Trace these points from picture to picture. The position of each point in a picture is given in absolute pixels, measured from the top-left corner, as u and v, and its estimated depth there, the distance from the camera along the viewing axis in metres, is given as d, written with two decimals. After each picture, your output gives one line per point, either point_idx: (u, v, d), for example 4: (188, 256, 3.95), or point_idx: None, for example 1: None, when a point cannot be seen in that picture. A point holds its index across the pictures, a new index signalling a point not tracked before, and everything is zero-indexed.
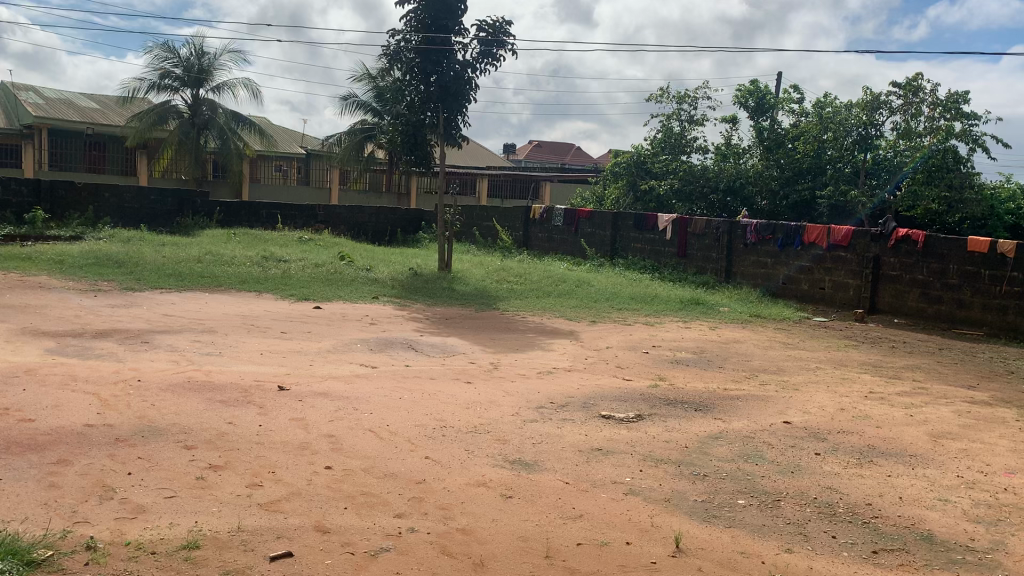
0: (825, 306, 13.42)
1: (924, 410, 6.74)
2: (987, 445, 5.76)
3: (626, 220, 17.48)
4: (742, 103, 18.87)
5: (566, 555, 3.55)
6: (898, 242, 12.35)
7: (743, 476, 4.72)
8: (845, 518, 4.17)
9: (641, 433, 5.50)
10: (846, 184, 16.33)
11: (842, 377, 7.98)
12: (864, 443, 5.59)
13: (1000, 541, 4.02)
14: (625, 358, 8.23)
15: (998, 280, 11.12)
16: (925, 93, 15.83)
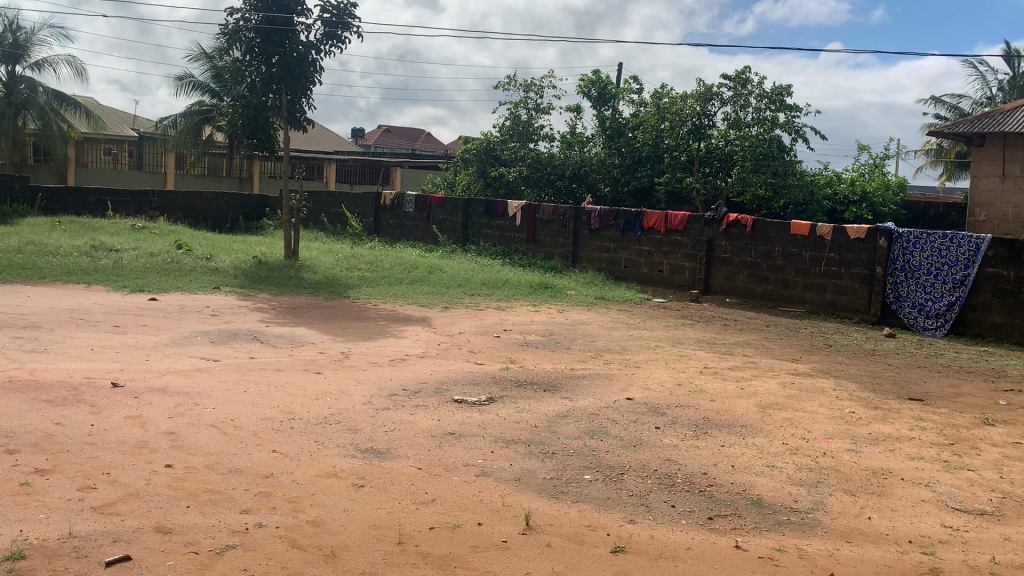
0: (664, 288, 14.05)
1: (753, 382, 7.21)
2: (808, 413, 6.24)
3: (476, 207, 17.61)
4: (585, 93, 19.39)
5: (418, 540, 3.57)
6: (729, 227, 13.10)
7: (588, 452, 4.89)
8: (684, 487, 4.41)
9: (492, 415, 5.58)
10: (682, 172, 17.09)
11: (680, 354, 8.39)
12: (699, 415, 5.92)
13: (819, 501, 4.37)
14: (477, 343, 8.32)
15: (817, 261, 12.00)
16: (752, 85, 16.77)
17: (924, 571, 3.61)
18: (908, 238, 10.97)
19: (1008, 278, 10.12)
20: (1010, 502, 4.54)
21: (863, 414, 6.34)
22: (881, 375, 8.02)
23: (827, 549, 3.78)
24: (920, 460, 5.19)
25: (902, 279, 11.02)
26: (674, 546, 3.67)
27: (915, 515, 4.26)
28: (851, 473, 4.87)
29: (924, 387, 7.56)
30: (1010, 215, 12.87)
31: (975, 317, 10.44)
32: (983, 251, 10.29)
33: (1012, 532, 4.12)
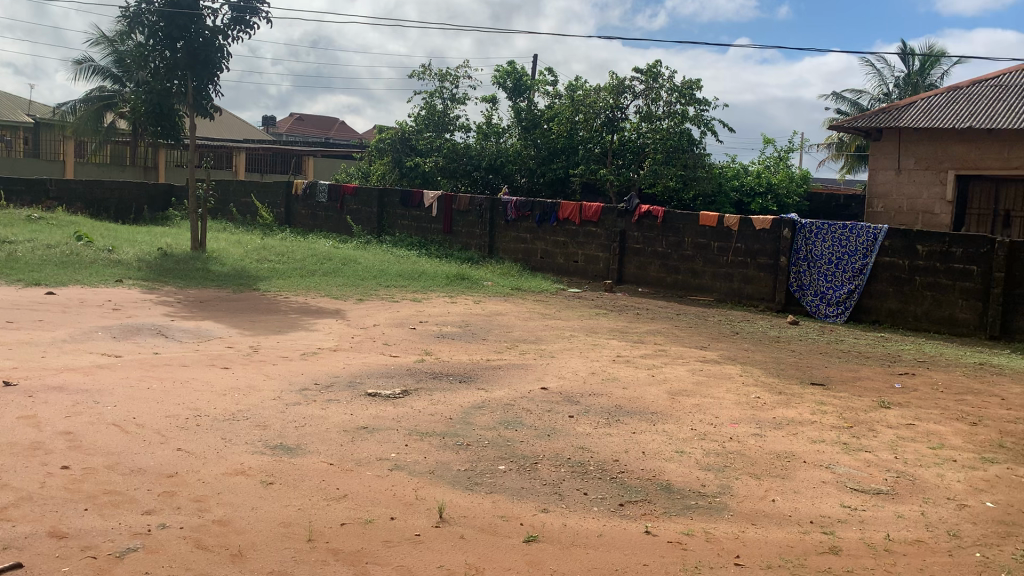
0: (579, 278, 14.21)
1: (664, 370, 7.36)
2: (716, 399, 6.41)
3: (391, 197, 17.43)
4: (500, 83, 19.37)
5: (328, 537, 3.52)
6: (641, 218, 13.32)
7: (503, 442, 4.90)
8: (596, 475, 4.47)
9: (406, 408, 5.54)
10: (596, 163, 17.29)
11: (594, 343, 8.50)
12: (612, 403, 6.01)
13: (726, 484, 4.49)
14: (392, 335, 8.25)
15: (725, 251, 12.31)
16: (663, 79, 17.07)
17: (824, 550, 3.75)
18: (811, 228, 11.38)
19: (903, 267, 10.59)
20: (903, 481, 4.76)
21: (768, 399, 6.54)
22: (785, 360, 8.29)
23: (734, 531, 3.88)
24: (821, 443, 5.39)
25: (805, 269, 11.42)
26: (586, 534, 3.71)
27: (816, 496, 4.42)
28: (756, 456, 5.02)
29: (825, 372, 7.85)
30: (905, 207, 13.46)
31: (873, 304, 10.91)
32: (880, 241, 10.74)
33: (905, 509, 4.32)
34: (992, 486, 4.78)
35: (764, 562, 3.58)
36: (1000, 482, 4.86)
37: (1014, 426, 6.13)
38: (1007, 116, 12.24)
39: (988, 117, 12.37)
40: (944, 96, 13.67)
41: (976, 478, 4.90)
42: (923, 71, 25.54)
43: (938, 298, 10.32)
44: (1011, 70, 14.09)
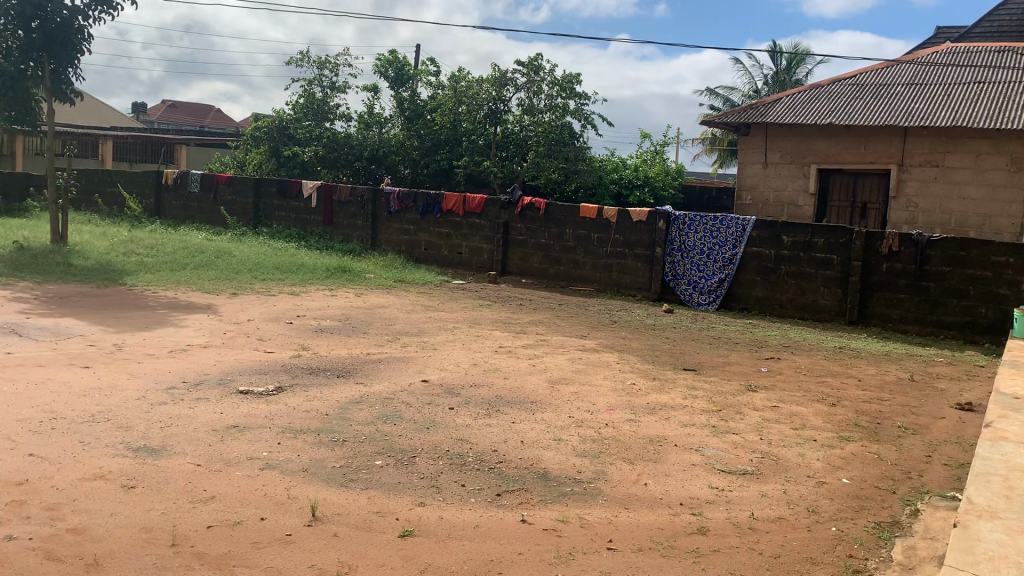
0: (463, 269, 14.19)
1: (545, 359, 7.45)
2: (594, 386, 6.53)
3: (268, 187, 16.92)
4: (382, 72, 19.09)
5: (193, 541, 3.37)
6: (524, 210, 13.40)
7: (380, 437, 4.83)
8: (473, 466, 4.47)
9: (280, 405, 5.39)
10: (480, 155, 17.30)
11: (476, 335, 8.50)
12: (492, 394, 6.03)
13: (601, 470, 4.57)
14: (267, 330, 8.01)
15: (605, 242, 12.54)
16: (545, 72, 17.23)
17: (692, 531, 3.87)
18: (685, 220, 11.76)
19: (770, 257, 11.08)
20: (767, 461, 4.98)
21: (643, 385, 6.72)
22: (660, 348, 8.54)
23: (607, 516, 3.96)
24: (692, 426, 5.58)
25: (679, 259, 11.80)
26: (462, 525, 3.71)
27: (686, 478, 4.56)
28: (630, 441, 5.14)
29: (697, 358, 8.13)
30: (772, 199, 14.09)
31: (743, 293, 11.38)
32: (748, 232, 11.21)
33: (769, 489, 4.51)
34: (847, 463, 5.06)
35: (636, 545, 3.66)
36: (855, 459, 5.15)
37: (869, 406, 6.52)
38: (862, 114, 12.97)
39: (846, 115, 13.07)
40: (807, 93, 14.35)
41: (833, 455, 5.18)
42: (790, 69, 26.75)
43: (802, 286, 10.86)
44: (866, 70, 14.92)
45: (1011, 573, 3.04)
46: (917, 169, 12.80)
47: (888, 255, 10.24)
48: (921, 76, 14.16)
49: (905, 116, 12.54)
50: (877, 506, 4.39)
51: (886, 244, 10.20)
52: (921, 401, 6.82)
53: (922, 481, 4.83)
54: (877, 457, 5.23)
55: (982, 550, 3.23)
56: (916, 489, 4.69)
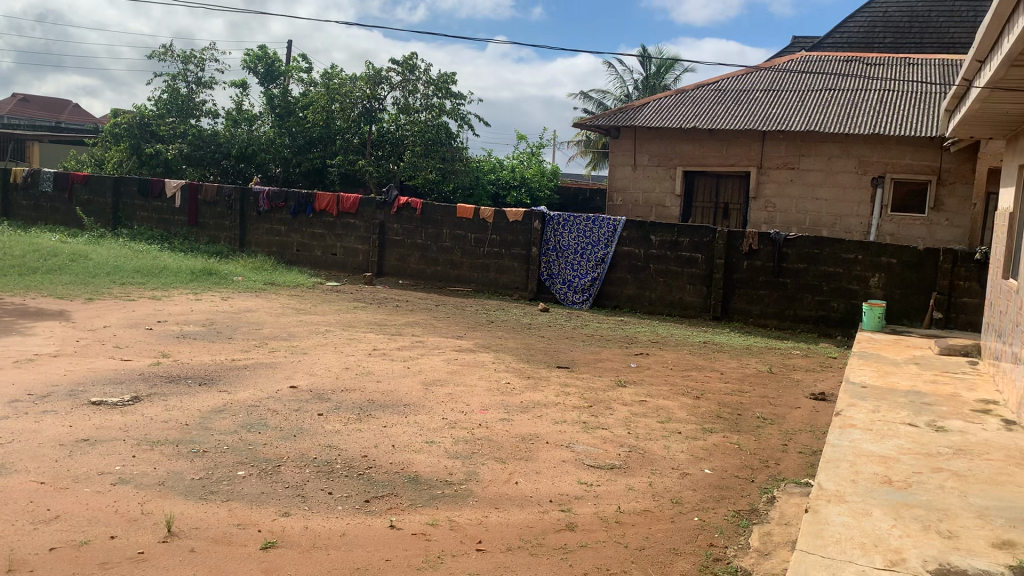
0: (338, 271, 13.91)
1: (419, 361, 7.38)
2: (468, 387, 6.52)
3: (128, 186, 16.09)
4: (251, 68, 18.47)
5: (33, 565, 3.15)
6: (400, 210, 13.21)
7: (243, 447, 4.66)
8: (342, 473, 4.37)
9: (137, 416, 5.11)
10: (354, 154, 17.03)
11: (349, 338, 8.34)
12: (364, 398, 5.92)
13: (472, 471, 4.57)
14: (125, 337, 7.60)
15: (481, 242, 12.55)
16: (420, 71, 17.13)
17: (561, 528, 3.91)
18: (559, 220, 11.93)
19: (640, 256, 11.39)
20: (635, 454, 5.10)
21: (517, 384, 6.77)
22: (534, 346, 8.63)
23: (477, 517, 3.95)
24: (563, 423, 5.65)
25: (553, 259, 11.98)
26: (328, 534, 3.62)
27: (556, 475, 4.62)
28: (502, 441, 5.16)
29: (570, 355, 8.26)
30: (641, 200, 14.51)
31: (614, 291, 11.67)
32: (619, 232, 11.50)
33: (635, 482, 4.62)
34: (710, 454, 5.25)
35: (505, 545, 3.67)
36: (717, 450, 5.35)
37: (731, 398, 6.79)
38: (724, 118, 13.52)
39: (708, 119, 13.59)
40: (672, 97, 14.85)
41: (697, 447, 5.36)
42: (659, 75, 27.69)
43: (670, 284, 11.23)
44: (728, 76, 15.57)
45: (857, 553, 3.21)
46: (774, 171, 13.45)
47: (748, 254, 10.72)
48: (778, 83, 14.91)
49: (763, 121, 13.15)
50: (737, 495, 4.57)
51: (747, 243, 10.67)
52: (779, 392, 7.16)
53: (778, 469, 5.06)
54: (737, 446, 5.45)
55: (831, 533, 3.39)
56: (773, 476, 4.91)
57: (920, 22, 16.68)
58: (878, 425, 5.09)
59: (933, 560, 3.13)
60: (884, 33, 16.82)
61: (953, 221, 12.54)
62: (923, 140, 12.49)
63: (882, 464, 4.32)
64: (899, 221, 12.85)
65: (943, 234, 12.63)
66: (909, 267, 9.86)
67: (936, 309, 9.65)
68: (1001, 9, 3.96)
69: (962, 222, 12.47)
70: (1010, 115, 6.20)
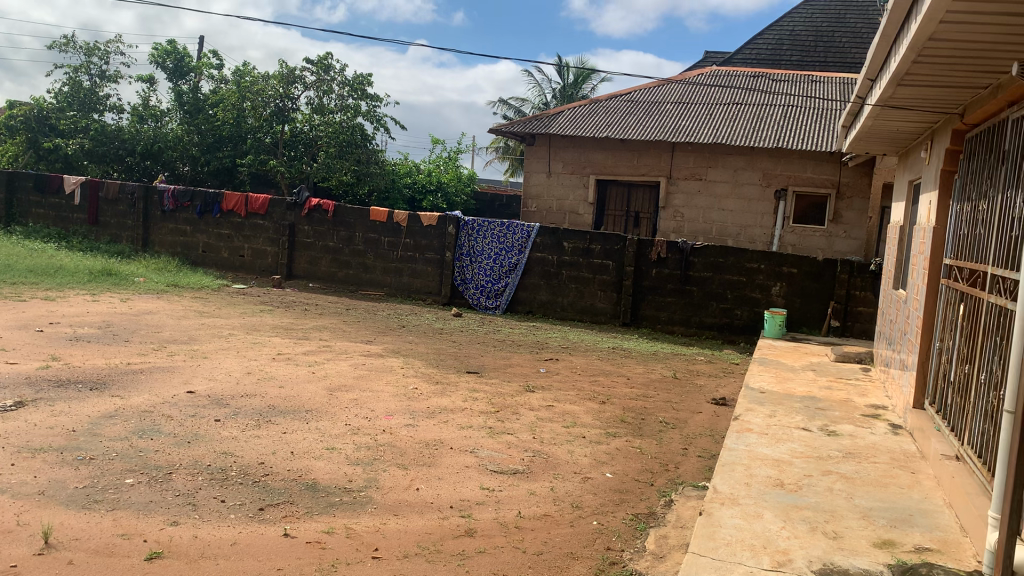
0: (245, 273, 13.57)
1: (325, 366, 7.26)
2: (374, 392, 6.45)
3: (24, 181, 15.37)
4: (158, 63, 17.89)
5: None
6: (311, 211, 12.95)
7: (133, 454, 4.49)
8: (237, 480, 4.26)
9: (19, 423, 4.87)
10: (266, 154, 16.67)
11: (253, 342, 8.14)
12: (265, 404, 5.79)
13: (372, 478, 4.51)
14: (12, 340, 7.23)
15: (394, 246, 12.43)
16: (335, 72, 16.90)
17: (460, 533, 3.89)
18: (473, 225, 11.93)
19: (552, 261, 11.49)
20: (538, 459, 5.13)
21: (424, 389, 6.72)
22: (444, 351, 8.60)
23: (374, 524, 3.90)
24: (469, 429, 5.64)
25: (467, 263, 11.98)
26: (218, 544, 3.52)
27: (458, 480, 4.60)
28: (405, 447, 5.11)
29: (480, 361, 8.25)
30: (555, 207, 14.63)
31: (527, 296, 11.75)
32: (533, 239, 11.57)
33: (537, 486, 4.65)
34: (612, 458, 5.31)
35: (402, 552, 3.62)
36: (619, 454, 5.42)
37: (635, 403, 6.90)
38: (635, 129, 13.76)
39: (621, 129, 13.81)
40: (587, 106, 15.04)
41: (599, 451, 5.42)
42: (576, 84, 27.99)
43: (581, 290, 11.36)
44: (640, 88, 15.86)
45: (745, 555, 3.29)
46: (683, 181, 13.77)
47: (657, 262, 10.94)
48: (688, 95, 15.28)
49: (672, 133, 13.44)
50: (636, 498, 4.63)
51: (655, 251, 10.87)
52: (682, 397, 7.32)
53: (677, 472, 5.17)
54: (639, 451, 5.54)
55: (722, 535, 3.47)
56: (672, 479, 5.00)
57: (824, 41, 17.33)
58: (773, 429, 5.25)
59: (818, 560, 3.24)
60: (790, 50, 17.42)
61: (850, 234, 13.09)
62: (823, 155, 12.99)
63: (774, 467, 4.46)
64: (800, 232, 13.33)
65: (841, 246, 13.15)
66: (809, 277, 10.24)
67: (834, 318, 10.05)
68: (888, 31, 4.14)
69: (859, 234, 13.02)
70: (898, 132, 6.49)
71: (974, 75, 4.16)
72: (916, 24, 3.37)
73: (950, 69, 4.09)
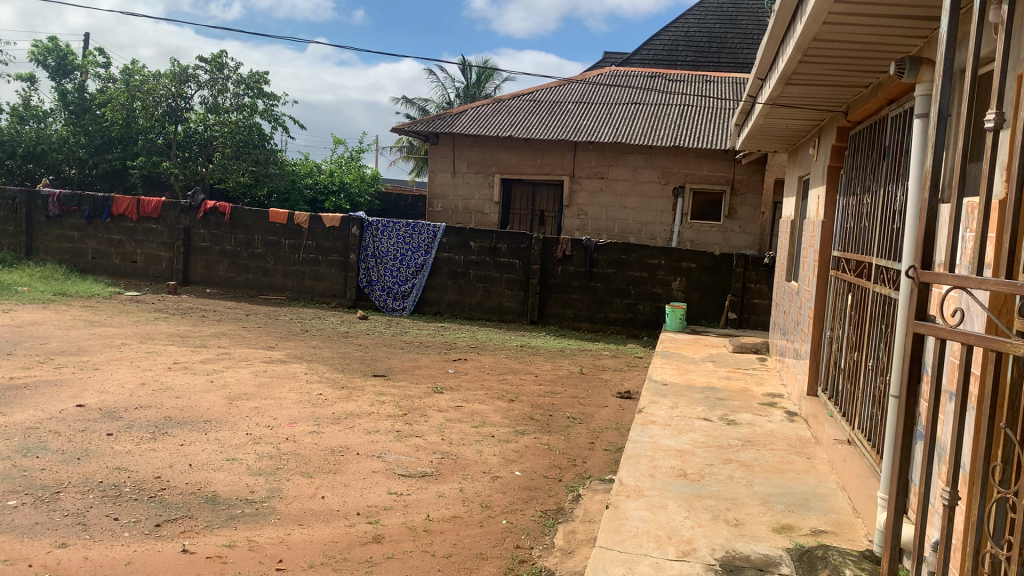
0: (138, 280, 13.04)
1: (224, 374, 7.05)
2: (276, 399, 6.29)
3: None
4: (39, 61, 17.01)
5: None
6: (206, 214, 12.52)
7: (16, 474, 4.24)
8: (131, 496, 4.07)
9: None
10: (158, 156, 16.05)
11: (147, 351, 7.82)
12: (161, 415, 5.57)
13: (275, 488, 4.39)
14: None
15: (296, 248, 12.17)
16: (229, 70, 16.43)
17: (367, 540, 3.83)
18: (377, 226, 11.78)
19: (459, 261, 11.46)
20: (447, 461, 5.10)
21: (329, 395, 6.58)
22: (349, 355, 8.46)
23: (278, 535, 3.80)
24: (375, 433, 5.56)
25: (372, 265, 11.82)
26: (111, 564, 3.36)
27: (365, 486, 4.53)
28: (310, 455, 5.00)
29: (386, 363, 8.15)
30: (460, 206, 14.59)
31: (434, 297, 11.69)
32: (438, 239, 11.51)
33: (445, 488, 4.62)
34: (520, 456, 5.33)
35: (308, 562, 3.54)
36: (528, 451, 5.45)
37: (542, 400, 6.94)
38: (538, 128, 13.85)
39: (524, 128, 13.88)
40: (489, 105, 15.05)
41: (508, 450, 5.44)
42: (479, 83, 28.04)
43: (488, 289, 11.37)
44: (542, 88, 15.98)
45: (651, 546, 3.34)
46: (586, 179, 13.95)
47: (562, 259, 11.05)
48: (589, 95, 15.50)
49: (574, 132, 13.59)
50: (545, 495, 4.65)
51: (560, 249, 10.98)
52: (588, 392, 7.41)
53: (585, 467, 5.23)
54: (547, 447, 5.58)
55: (628, 528, 3.52)
56: (580, 474, 5.06)
57: (718, 42, 17.83)
58: (676, 420, 5.37)
59: (721, 548, 3.31)
60: (686, 51, 17.85)
61: (745, 228, 13.52)
62: (718, 153, 13.38)
63: (678, 458, 4.55)
64: (698, 228, 13.69)
65: (737, 240, 13.58)
66: (707, 272, 10.55)
67: (731, 310, 10.37)
68: (776, 31, 4.26)
69: (753, 229, 13.47)
70: (787, 131, 6.72)
71: (856, 75, 4.34)
72: (802, 24, 3.48)
73: (834, 69, 4.25)
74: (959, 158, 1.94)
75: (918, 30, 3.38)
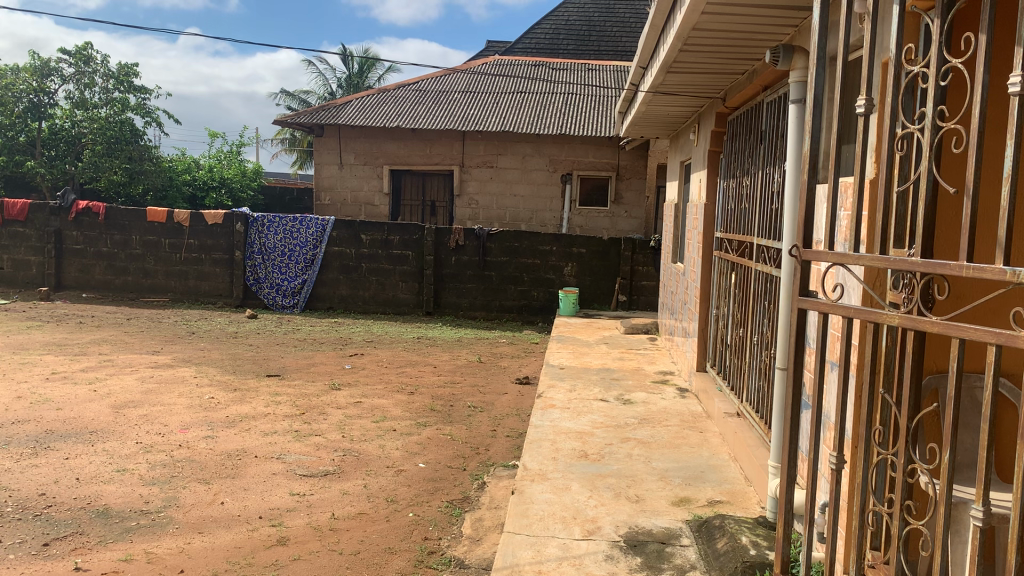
0: (5, 287, 12.25)
1: (108, 382, 6.73)
2: (166, 405, 6.07)
3: None
4: None
5: None
6: (78, 215, 11.85)
7: None
8: (14, 516, 3.86)
9: None
10: (21, 155, 14.94)
11: (21, 363, 7.38)
12: (41, 429, 5.29)
13: (171, 497, 4.24)
14: None
15: (177, 248, 11.70)
16: (96, 63, 15.64)
17: (271, 543, 3.75)
18: (263, 222, 11.45)
19: (350, 255, 11.30)
20: (348, 458, 5.04)
21: (222, 398, 6.39)
22: (240, 356, 8.22)
23: (177, 545, 3.67)
24: (273, 435, 5.44)
25: (259, 262, 11.48)
26: None
27: (265, 489, 4.44)
28: (205, 461, 4.84)
29: (280, 363, 7.97)
30: (349, 199, 14.33)
31: (326, 293, 11.50)
32: (328, 232, 11.29)
33: (349, 485, 4.57)
34: (423, 448, 5.32)
35: (209, 570, 3.44)
36: (431, 443, 5.45)
37: (442, 390, 6.95)
38: (424, 118, 13.76)
39: (411, 118, 13.76)
40: (374, 95, 14.85)
41: (411, 442, 5.42)
42: (361, 73, 27.61)
43: (381, 283, 11.26)
44: (427, 78, 15.87)
45: (557, 527, 3.40)
46: (475, 169, 13.98)
47: (455, 249, 11.06)
48: (474, 84, 15.54)
49: (461, 121, 13.58)
50: (449, 485, 4.67)
51: (453, 239, 10.99)
52: (487, 380, 7.47)
53: (488, 454, 5.27)
54: (449, 437, 5.59)
55: (535, 511, 3.57)
56: (483, 462, 5.09)
57: (597, 31, 18.17)
58: (574, 403, 5.47)
59: (623, 525, 3.41)
60: (567, 39, 18.08)
61: (631, 213, 13.88)
62: (602, 140, 13.69)
63: (578, 440, 4.64)
64: (586, 214, 13.96)
65: (623, 225, 13.92)
66: (597, 256, 10.82)
67: (621, 292, 10.72)
68: (656, 20, 4.37)
69: (638, 213, 13.84)
70: (669, 117, 6.92)
71: (732, 62, 4.52)
72: (682, 14, 3.57)
73: (712, 57, 4.39)
74: (834, 141, 2.04)
75: (789, 20, 3.56)
